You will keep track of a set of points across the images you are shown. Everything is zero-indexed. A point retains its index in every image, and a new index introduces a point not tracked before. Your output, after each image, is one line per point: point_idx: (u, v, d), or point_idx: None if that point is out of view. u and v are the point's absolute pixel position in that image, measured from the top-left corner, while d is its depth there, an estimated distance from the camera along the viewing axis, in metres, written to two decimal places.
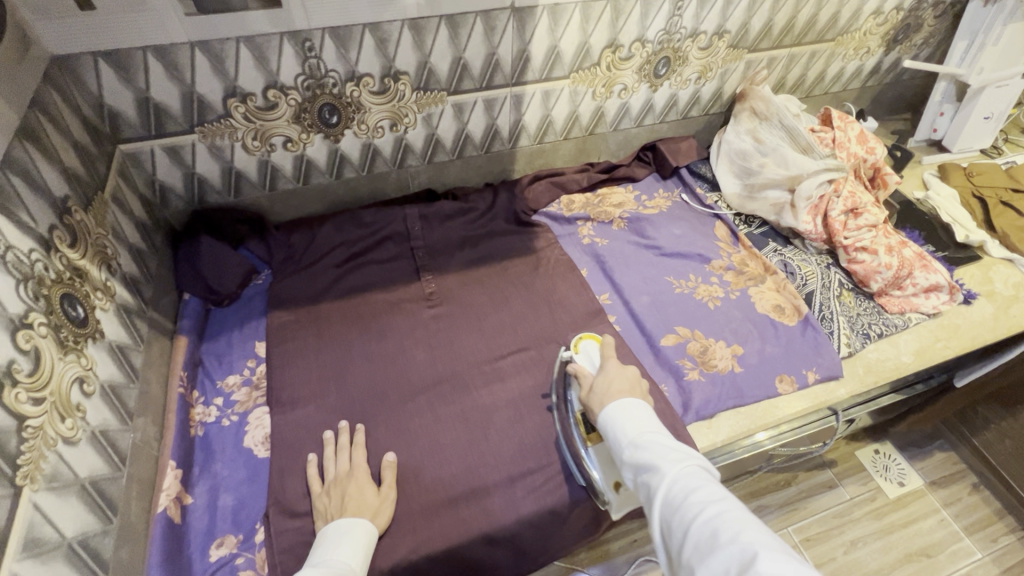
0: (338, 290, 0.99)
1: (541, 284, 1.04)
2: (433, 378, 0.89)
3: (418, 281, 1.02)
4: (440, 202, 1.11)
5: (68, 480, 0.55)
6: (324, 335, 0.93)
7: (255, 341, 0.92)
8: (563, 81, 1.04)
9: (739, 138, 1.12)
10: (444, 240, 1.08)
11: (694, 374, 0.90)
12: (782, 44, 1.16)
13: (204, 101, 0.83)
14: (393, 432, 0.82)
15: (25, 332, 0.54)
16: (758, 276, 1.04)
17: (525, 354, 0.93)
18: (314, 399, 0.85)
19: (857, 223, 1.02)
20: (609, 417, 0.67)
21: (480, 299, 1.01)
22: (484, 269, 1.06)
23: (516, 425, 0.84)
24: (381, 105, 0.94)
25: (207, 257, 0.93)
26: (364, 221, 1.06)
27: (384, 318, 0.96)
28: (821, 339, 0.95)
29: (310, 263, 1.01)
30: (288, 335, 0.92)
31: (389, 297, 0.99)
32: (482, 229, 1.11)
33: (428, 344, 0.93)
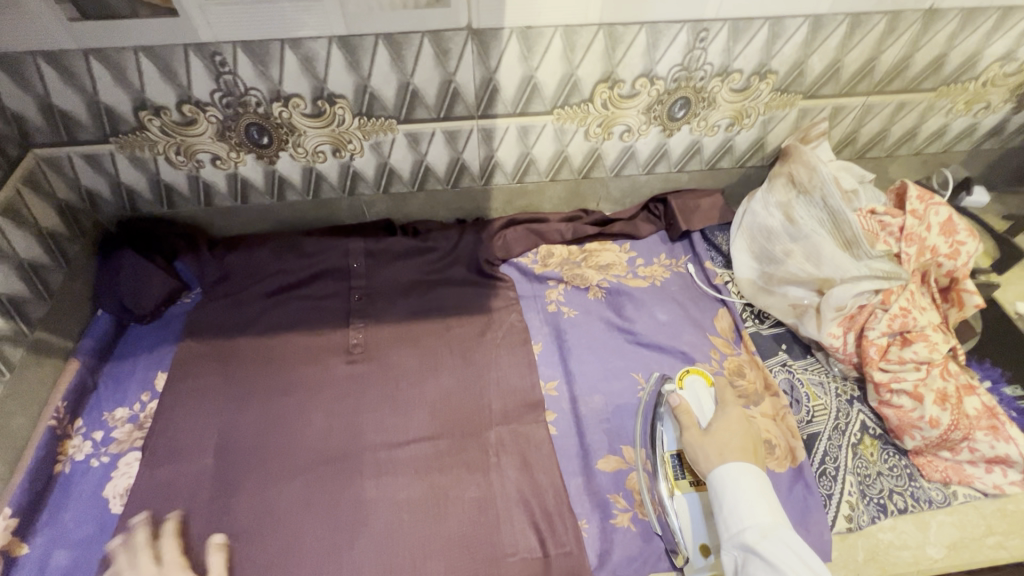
0: (256, 325, 0.89)
1: (480, 357, 0.87)
2: (321, 454, 0.78)
3: (345, 329, 0.90)
4: (393, 238, 0.97)
5: None
6: (226, 377, 0.84)
7: (157, 372, 0.85)
8: (545, 117, 0.85)
9: (767, 211, 0.87)
10: (389, 283, 0.94)
11: (624, 519, 0.72)
12: (854, 91, 0.88)
13: (114, 112, 0.75)
14: (256, 513, 0.72)
15: None
16: (753, 394, 0.81)
17: (433, 444, 0.79)
18: (187, 454, 0.77)
19: (901, 354, 0.76)
20: (733, 483, 0.62)
21: (407, 362, 0.87)
22: (423, 325, 0.91)
23: (391, 536, 0.71)
24: (318, 128, 0.81)
25: (126, 275, 0.87)
26: (304, 250, 0.95)
27: (294, 368, 0.86)
28: (812, 503, 0.72)
29: (236, 288, 0.92)
30: (187, 371, 0.84)
31: (308, 344, 0.88)
32: (436, 274, 0.96)
33: (331, 410, 0.82)
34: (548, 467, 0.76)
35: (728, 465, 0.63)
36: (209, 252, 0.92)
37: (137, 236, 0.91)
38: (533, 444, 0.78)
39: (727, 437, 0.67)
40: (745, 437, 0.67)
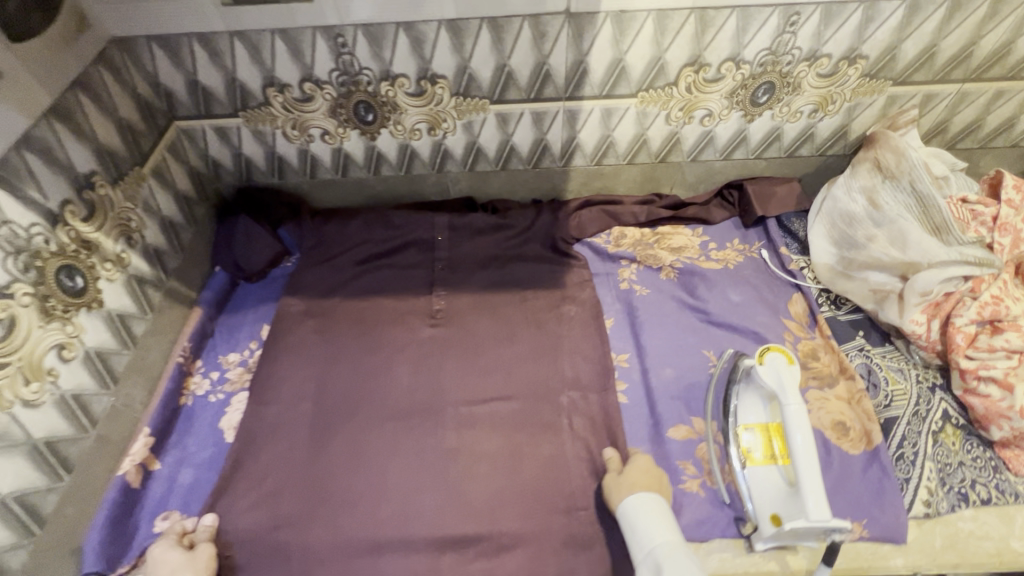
0: (348, 287, 0.97)
1: (554, 328, 0.92)
2: (405, 405, 0.84)
3: (428, 295, 0.96)
4: (474, 214, 1.03)
5: (17, 440, 0.60)
6: (321, 332, 0.92)
7: (264, 324, 0.95)
8: (629, 99, 0.89)
9: (850, 197, 0.86)
10: (468, 255, 1.00)
11: (694, 485, 0.74)
12: (948, 78, 0.87)
13: (246, 88, 0.85)
14: (348, 452, 0.80)
15: (3, 302, 0.59)
16: (826, 377, 0.82)
17: (508, 404, 0.84)
18: (290, 397, 0.85)
19: (990, 342, 0.74)
20: (642, 511, 0.66)
21: (485, 328, 0.93)
22: (499, 295, 0.96)
23: (469, 482, 0.77)
24: (418, 107, 0.88)
25: (241, 237, 0.98)
26: (394, 222, 1.02)
27: (382, 328, 0.93)
28: (887, 485, 0.72)
29: (331, 253, 1.00)
30: (291, 323, 0.93)
31: (392, 307, 0.95)
32: (512, 249, 1.01)
33: (415, 367, 0.88)
34: (618, 432, 0.80)
35: (636, 496, 0.67)
36: (310, 220, 1.01)
37: (249, 203, 1.01)
38: (605, 410, 0.82)
39: (635, 474, 0.71)
40: (650, 476, 0.70)
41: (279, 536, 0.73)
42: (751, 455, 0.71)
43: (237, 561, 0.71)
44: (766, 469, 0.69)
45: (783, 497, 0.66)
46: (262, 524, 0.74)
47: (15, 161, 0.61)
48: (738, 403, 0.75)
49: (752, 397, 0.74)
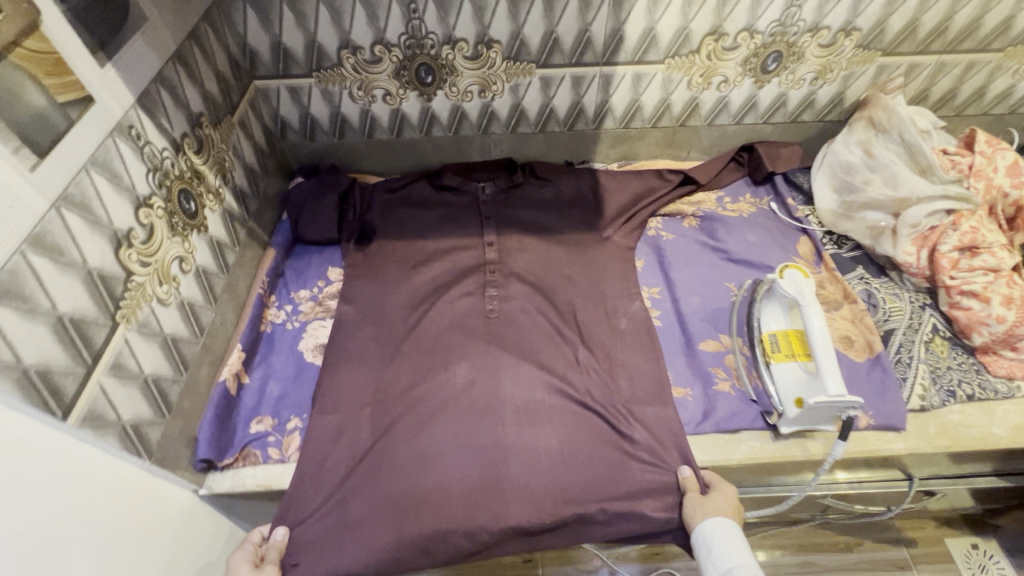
0: (397, 296, 0.96)
1: (611, 338, 0.91)
2: (466, 405, 0.83)
3: (480, 295, 0.96)
4: (521, 207, 1.07)
5: (154, 331, 0.69)
6: (378, 332, 0.92)
7: (330, 266, 1.04)
8: (657, 65, 1.02)
9: (848, 149, 1.00)
10: (521, 268, 0.99)
11: (725, 386, 0.86)
12: (929, 49, 1.01)
13: (322, 49, 0.96)
14: (410, 455, 0.78)
15: (146, 210, 0.68)
16: (833, 302, 0.94)
17: (567, 404, 0.84)
18: (349, 400, 0.84)
19: (970, 263, 0.87)
20: (720, 533, 0.68)
21: (541, 323, 0.93)
22: (554, 298, 0.96)
23: (533, 476, 0.77)
24: (472, 70, 1.00)
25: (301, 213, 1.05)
26: (444, 220, 1.05)
27: (436, 327, 0.92)
28: (889, 384, 0.85)
29: (379, 266, 1.00)
30: (351, 330, 0.92)
31: (448, 305, 0.94)
32: (555, 221, 1.05)
33: (471, 364, 0.87)
34: (677, 443, 0.80)
35: (715, 520, 0.70)
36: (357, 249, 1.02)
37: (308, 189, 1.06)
38: (664, 424, 0.82)
39: (718, 501, 0.73)
40: (731, 504, 0.73)
41: (342, 537, 0.72)
42: (776, 355, 0.82)
43: (308, 561, 0.71)
44: (787, 365, 0.80)
45: (803, 383, 0.77)
46: (329, 526, 0.74)
47: (154, 92, 0.71)
48: (761, 317, 0.86)
49: (775, 307, 0.85)
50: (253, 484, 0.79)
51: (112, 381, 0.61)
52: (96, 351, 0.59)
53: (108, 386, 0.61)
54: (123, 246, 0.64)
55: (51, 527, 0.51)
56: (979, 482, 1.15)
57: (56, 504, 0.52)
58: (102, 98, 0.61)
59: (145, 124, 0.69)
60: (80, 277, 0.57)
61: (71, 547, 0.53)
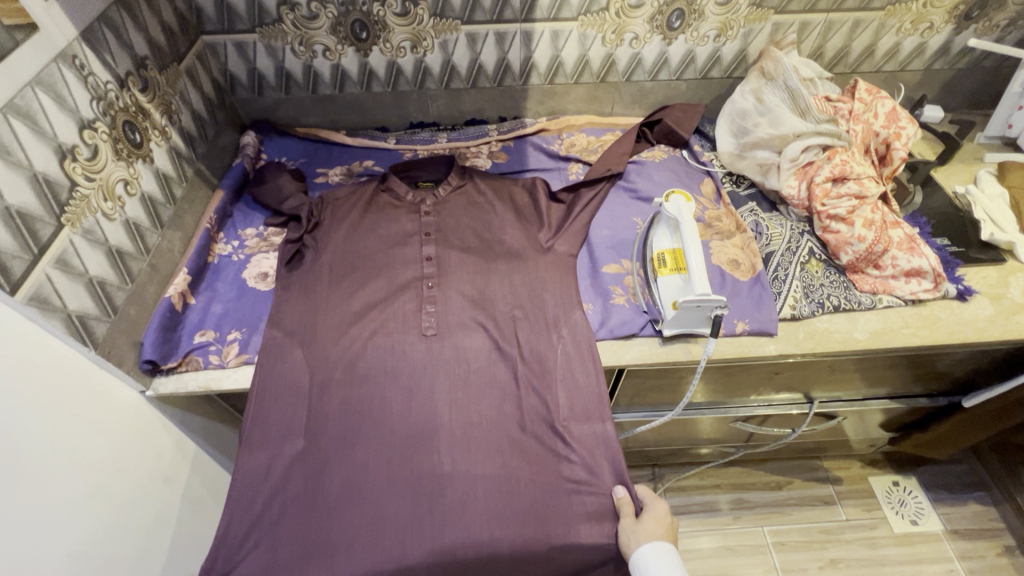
0: (330, 318, 0.95)
1: (549, 355, 0.93)
2: (402, 432, 0.86)
3: (417, 315, 0.96)
4: (460, 218, 1.10)
5: (100, 240, 0.79)
6: (309, 358, 0.92)
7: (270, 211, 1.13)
8: (572, 23, 1.12)
9: (744, 97, 1.11)
10: (459, 281, 1.00)
11: (620, 300, 0.97)
12: (816, 8, 1.12)
13: (263, 5, 1.05)
14: (345, 490, 0.82)
15: (90, 132, 0.78)
16: (726, 232, 1.05)
17: (502, 427, 0.87)
18: (285, 433, 0.86)
19: (839, 191, 0.99)
20: (656, 559, 0.74)
21: (477, 340, 0.94)
22: (489, 315, 0.96)
23: (467, 506, 0.81)
24: (403, 26, 1.10)
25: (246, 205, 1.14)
26: (383, 234, 1.07)
27: (372, 355, 0.92)
28: (765, 297, 0.96)
29: (312, 284, 0.99)
30: (285, 355, 0.92)
31: (382, 329, 0.94)
32: (492, 231, 1.08)
33: (407, 391, 0.90)
34: (613, 466, 0.85)
35: (649, 546, 0.75)
36: (285, 270, 1.01)
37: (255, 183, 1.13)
38: (599, 440, 0.87)
39: (652, 526, 0.78)
40: (662, 524, 0.79)
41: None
42: (662, 270, 0.92)
43: None
44: (670, 278, 0.91)
45: (679, 290, 0.88)
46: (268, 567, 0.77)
47: (97, 30, 0.80)
48: (653, 241, 0.97)
49: (666, 228, 0.95)
50: (196, 386, 0.89)
51: (57, 273, 0.71)
52: (40, 245, 0.69)
53: (53, 277, 0.70)
54: (67, 160, 0.73)
55: None
56: (874, 405, 1.27)
57: None
58: (46, 27, 0.71)
59: (88, 57, 0.78)
60: (25, 177, 0.66)
61: (8, 396, 0.62)
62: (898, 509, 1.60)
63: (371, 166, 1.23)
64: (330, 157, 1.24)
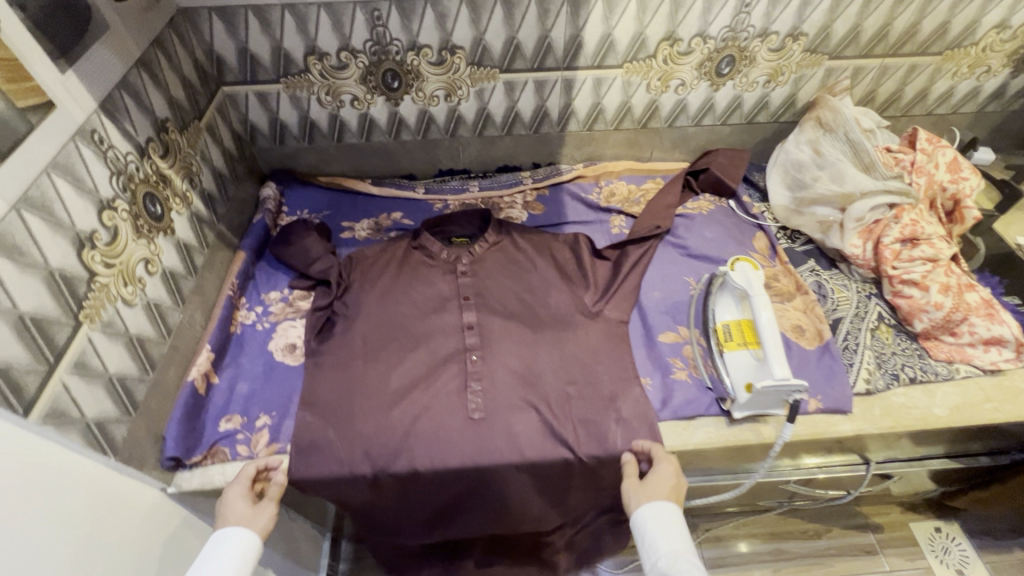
0: (366, 404, 0.86)
1: (610, 440, 0.84)
2: (458, 498, 0.88)
3: (463, 394, 0.88)
4: (500, 279, 1.03)
5: (119, 331, 0.71)
6: (348, 448, 0.83)
7: (291, 273, 1.05)
8: (616, 70, 1.06)
9: (799, 148, 1.05)
10: (504, 354, 0.92)
11: (682, 375, 0.90)
12: (872, 53, 1.07)
13: (289, 56, 0.98)
14: (414, 521, 0.92)
15: (109, 212, 0.70)
16: (786, 293, 0.99)
17: (554, 491, 0.89)
18: (343, 503, 0.88)
19: (910, 253, 0.92)
20: (650, 520, 0.73)
21: (531, 423, 0.86)
22: (539, 394, 0.88)
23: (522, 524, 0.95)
24: (438, 75, 1.03)
25: (268, 266, 1.06)
26: (417, 299, 0.99)
27: (416, 446, 0.83)
28: (837, 369, 0.89)
29: (345, 359, 0.91)
30: (324, 445, 0.83)
31: (426, 412, 0.86)
32: (534, 293, 1.01)
33: (459, 479, 0.85)
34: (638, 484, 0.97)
35: (644, 507, 0.74)
36: (315, 342, 0.93)
37: (278, 243, 1.06)
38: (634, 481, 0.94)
39: (656, 484, 0.76)
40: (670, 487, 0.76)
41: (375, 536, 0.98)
42: (730, 346, 0.86)
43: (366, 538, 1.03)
44: (739, 354, 0.85)
45: (752, 369, 0.81)
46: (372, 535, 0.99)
47: (117, 98, 0.72)
48: (715, 310, 0.91)
49: (729, 299, 0.89)
50: (221, 481, 0.80)
51: (74, 379, 0.63)
52: (57, 351, 0.61)
53: (71, 384, 0.62)
54: (85, 248, 0.65)
55: (21, 511, 0.52)
56: (934, 465, 1.20)
57: (31, 494, 0.54)
58: (64, 103, 0.63)
59: (108, 129, 0.70)
60: (41, 277, 0.59)
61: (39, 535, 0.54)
62: (942, 556, 1.47)
63: (400, 219, 1.16)
64: (355, 209, 1.17)
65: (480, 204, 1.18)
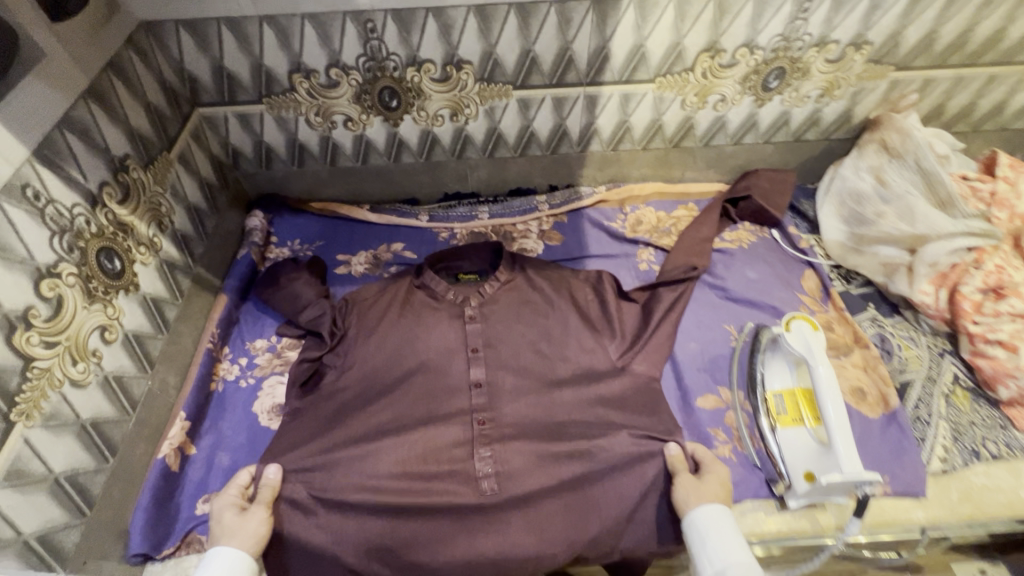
0: (360, 478, 0.74)
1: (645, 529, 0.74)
2: None
3: (472, 470, 0.76)
4: (514, 326, 0.90)
5: (67, 420, 0.60)
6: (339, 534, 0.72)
7: (278, 319, 0.93)
8: (647, 85, 0.92)
9: (858, 176, 0.92)
10: (518, 423, 0.80)
11: (725, 450, 0.77)
12: (946, 64, 0.92)
13: (272, 74, 0.85)
14: None
15: (51, 281, 0.59)
16: (843, 346, 0.86)
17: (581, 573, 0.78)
18: None
19: (996, 307, 0.78)
20: (713, 520, 0.67)
21: (553, 501, 0.74)
22: (559, 470, 0.76)
23: None
24: (442, 93, 0.90)
25: (253, 310, 0.94)
26: (418, 350, 0.86)
27: (417, 538, 0.72)
28: (906, 444, 0.76)
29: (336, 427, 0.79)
30: (313, 529, 0.72)
31: (429, 492, 0.74)
32: (552, 344, 0.88)
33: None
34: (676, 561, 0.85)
35: (707, 507, 0.69)
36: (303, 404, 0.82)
37: (264, 283, 0.94)
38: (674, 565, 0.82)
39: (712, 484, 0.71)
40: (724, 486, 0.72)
41: None
42: (782, 421, 0.75)
43: None
44: (795, 433, 0.73)
45: (813, 454, 0.69)
46: None
47: (59, 140, 0.61)
48: (762, 372, 0.80)
49: (782, 364, 0.78)
50: None
51: (6, 493, 0.52)
52: None
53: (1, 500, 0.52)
54: (18, 329, 0.54)
55: None
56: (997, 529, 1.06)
57: None
58: None
59: (46, 180, 0.59)
60: None
61: None
62: None
63: (401, 251, 1.04)
64: (352, 239, 1.05)
65: (491, 233, 1.06)
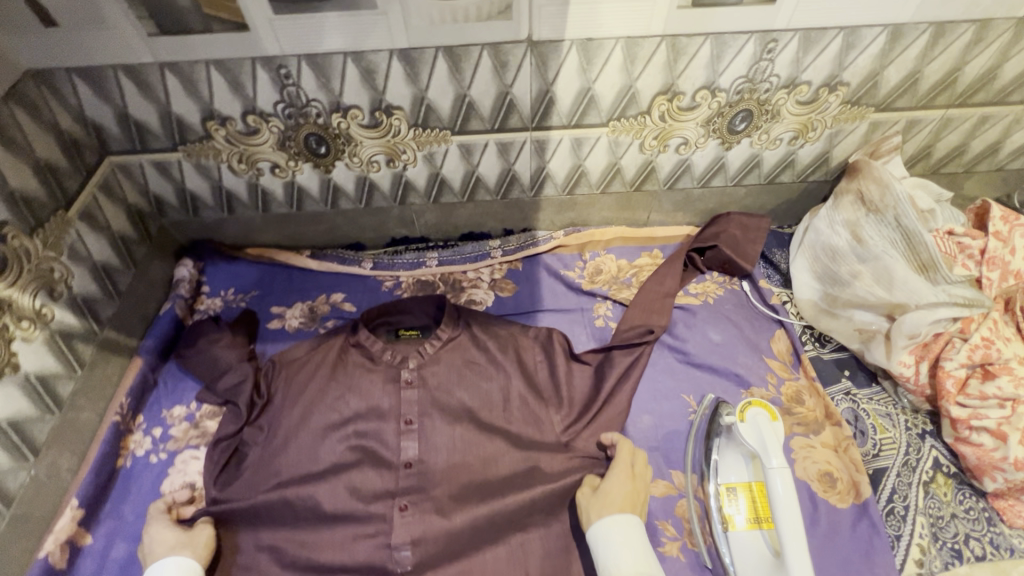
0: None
1: None
2: None
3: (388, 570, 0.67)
4: (454, 392, 0.78)
5: None
6: None
7: (196, 383, 0.85)
8: (600, 128, 0.83)
9: (832, 230, 0.83)
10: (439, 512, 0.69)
11: (672, 549, 0.69)
12: (932, 104, 0.83)
13: (184, 122, 0.78)
14: None
15: None
16: (813, 422, 0.77)
17: None
18: None
19: (981, 389, 0.71)
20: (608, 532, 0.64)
21: None
22: (487, 573, 0.67)
23: None
24: (374, 139, 0.82)
25: (171, 375, 0.86)
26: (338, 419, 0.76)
27: None
28: (878, 544, 0.67)
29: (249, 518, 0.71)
30: None
31: None
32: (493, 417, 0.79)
33: None
34: None
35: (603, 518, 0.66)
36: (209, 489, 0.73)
37: (184, 344, 0.87)
38: None
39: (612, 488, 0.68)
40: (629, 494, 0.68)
41: None
42: (732, 518, 0.68)
43: None
44: (747, 535, 0.67)
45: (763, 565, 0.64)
46: None
47: None
48: (716, 458, 0.73)
49: (735, 452, 0.72)
50: None
51: None
52: None
53: None
54: None
55: None
56: None
57: None
58: None
59: None
60: None
61: None
62: None
63: (340, 303, 0.96)
64: (289, 289, 0.97)
65: (439, 283, 0.98)
